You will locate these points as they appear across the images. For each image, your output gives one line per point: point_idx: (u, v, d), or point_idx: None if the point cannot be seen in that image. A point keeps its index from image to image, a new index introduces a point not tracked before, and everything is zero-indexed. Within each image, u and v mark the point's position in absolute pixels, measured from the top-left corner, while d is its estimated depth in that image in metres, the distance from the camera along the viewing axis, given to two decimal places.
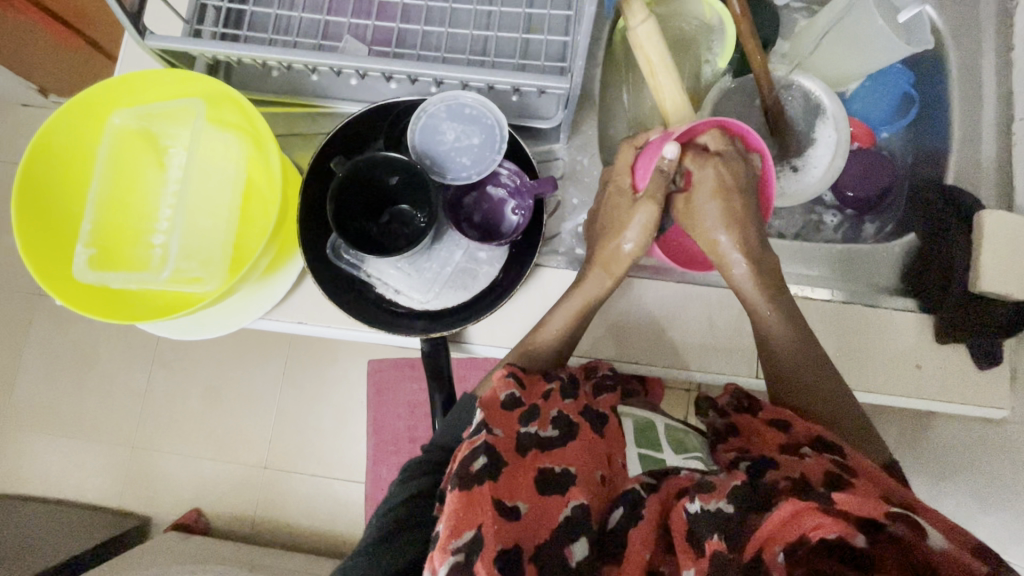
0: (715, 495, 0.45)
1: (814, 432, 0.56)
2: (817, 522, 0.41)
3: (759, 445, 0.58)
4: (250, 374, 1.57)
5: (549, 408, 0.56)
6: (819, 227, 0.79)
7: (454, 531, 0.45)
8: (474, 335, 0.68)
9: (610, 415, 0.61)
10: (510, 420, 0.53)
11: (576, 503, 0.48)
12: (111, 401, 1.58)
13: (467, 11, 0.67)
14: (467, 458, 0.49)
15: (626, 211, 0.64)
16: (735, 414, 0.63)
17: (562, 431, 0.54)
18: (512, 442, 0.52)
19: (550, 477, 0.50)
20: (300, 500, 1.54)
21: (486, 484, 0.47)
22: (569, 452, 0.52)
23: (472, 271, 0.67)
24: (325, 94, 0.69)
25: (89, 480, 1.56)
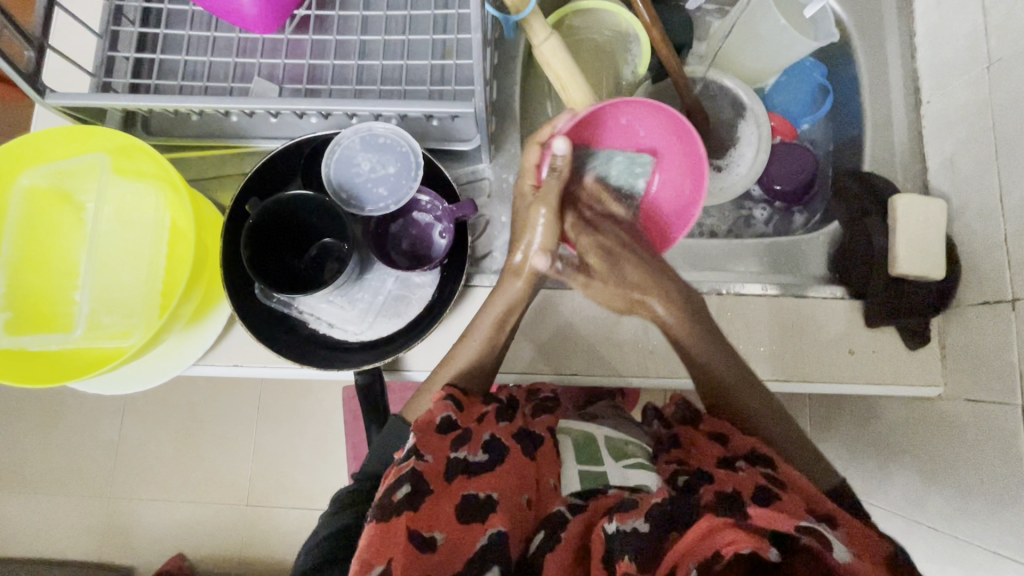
0: (634, 513, 0.45)
1: (749, 445, 0.57)
2: (730, 538, 0.42)
3: (696, 456, 0.59)
4: (223, 412, 1.55)
5: (480, 433, 0.57)
6: (749, 222, 0.80)
7: (364, 565, 0.45)
8: (411, 361, 0.68)
9: (546, 437, 0.62)
10: (442, 446, 0.54)
11: (495, 531, 0.49)
12: (83, 452, 1.55)
13: (378, 41, 0.67)
14: (390, 488, 0.50)
15: (529, 213, 0.63)
16: (679, 424, 0.66)
17: (492, 456, 0.55)
18: (441, 470, 0.52)
19: (473, 504, 0.51)
20: (284, 535, 1.52)
21: (405, 514, 0.48)
22: (498, 478, 0.53)
23: (405, 298, 0.67)
24: (245, 135, 0.69)
25: (66, 535, 1.53)
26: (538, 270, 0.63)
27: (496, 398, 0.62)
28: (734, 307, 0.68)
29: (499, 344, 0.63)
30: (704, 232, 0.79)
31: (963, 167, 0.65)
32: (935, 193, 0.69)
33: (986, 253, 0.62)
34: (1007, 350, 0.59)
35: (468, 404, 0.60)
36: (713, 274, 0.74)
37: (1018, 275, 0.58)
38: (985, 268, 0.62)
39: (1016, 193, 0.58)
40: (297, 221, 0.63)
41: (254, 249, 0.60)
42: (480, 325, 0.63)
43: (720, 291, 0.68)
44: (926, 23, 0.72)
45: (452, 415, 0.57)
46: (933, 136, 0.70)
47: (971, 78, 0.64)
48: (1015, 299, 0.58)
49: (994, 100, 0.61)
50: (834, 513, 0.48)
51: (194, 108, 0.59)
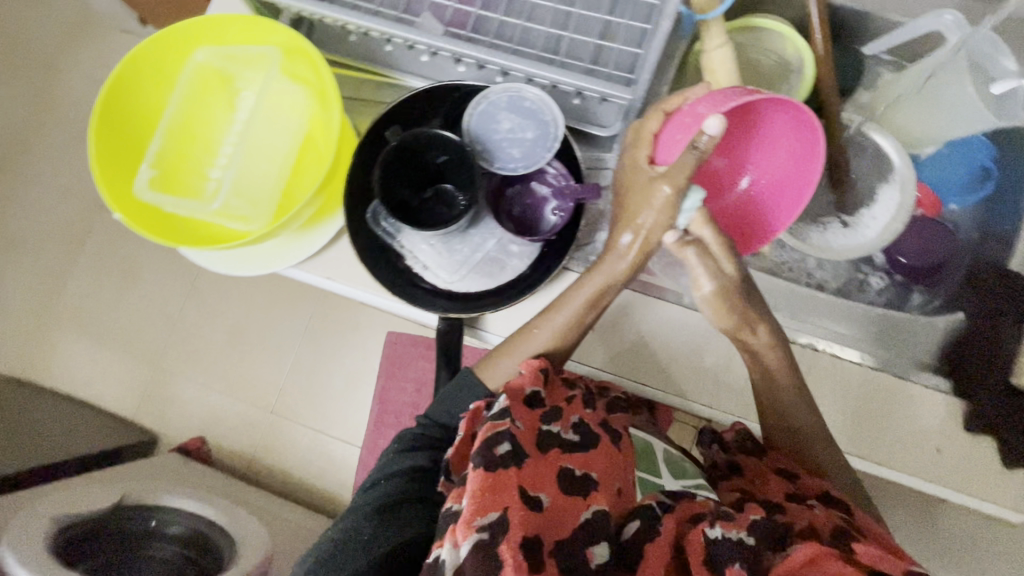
0: (736, 525, 0.49)
1: (820, 487, 0.58)
2: (834, 565, 0.43)
3: (762, 487, 0.60)
4: (275, 321, 1.65)
5: (569, 413, 0.60)
6: (862, 287, 0.74)
7: (480, 509, 0.48)
8: (488, 323, 0.69)
9: (624, 434, 0.63)
10: (532, 418, 0.57)
11: (598, 508, 0.52)
12: (147, 320, 1.68)
13: (547, 8, 0.67)
14: (491, 441, 0.53)
15: (642, 195, 0.59)
16: (740, 452, 0.66)
17: (582, 438, 0.58)
18: (534, 438, 0.55)
19: (570, 477, 0.54)
20: (301, 450, 1.60)
21: (511, 470, 0.51)
22: (592, 459, 0.56)
23: (501, 262, 0.67)
24: (394, 66, 0.71)
25: (113, 388, 1.66)
26: (641, 253, 0.61)
27: (577, 382, 0.65)
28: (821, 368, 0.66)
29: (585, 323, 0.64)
30: (811, 284, 0.74)
31: None
32: None
33: None
34: None
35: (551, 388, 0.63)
36: (812, 326, 0.70)
37: None
38: None
39: None
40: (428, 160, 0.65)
41: (386, 171, 0.62)
42: (570, 297, 0.63)
43: (813, 347, 0.68)
44: None
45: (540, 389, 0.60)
46: None
47: None
48: None
49: None
50: None
51: (365, 27, 0.64)
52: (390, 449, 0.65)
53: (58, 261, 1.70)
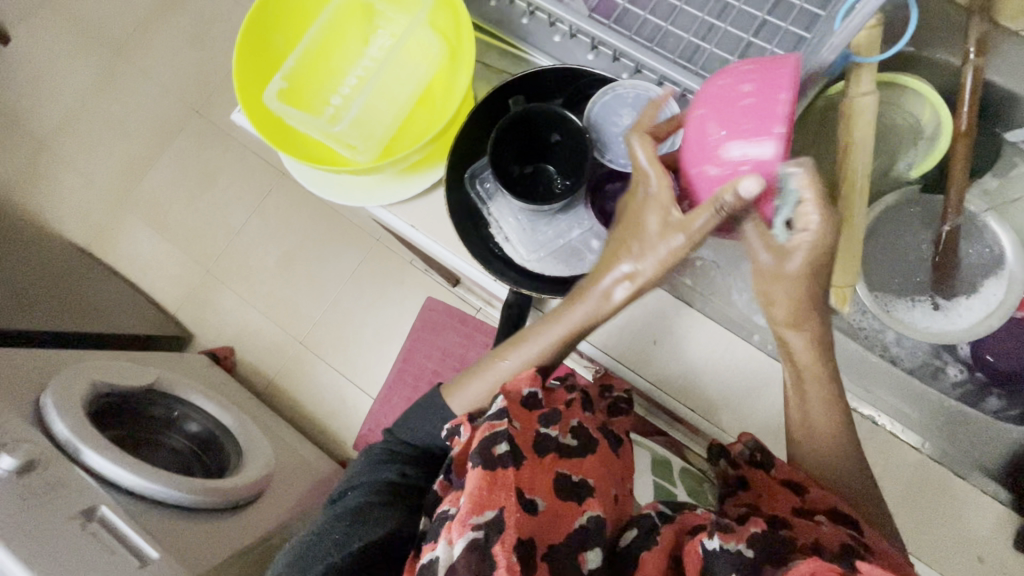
0: (734, 536, 0.49)
1: (830, 501, 0.57)
2: None
3: (768, 503, 0.59)
4: (325, 259, 1.71)
5: (569, 417, 0.62)
6: (937, 375, 0.72)
7: (476, 507, 0.51)
8: (553, 309, 0.70)
9: (623, 439, 0.66)
10: (528, 420, 0.59)
11: (593, 515, 0.54)
12: (210, 224, 1.77)
13: (692, 17, 0.66)
14: (490, 442, 0.55)
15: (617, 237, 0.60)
16: (747, 465, 0.62)
17: (581, 443, 0.60)
18: (531, 440, 0.57)
19: (568, 482, 0.57)
20: (319, 385, 1.65)
21: (510, 472, 0.53)
22: (588, 465, 0.59)
23: (581, 253, 0.68)
24: (524, 37, 0.71)
25: (163, 280, 1.75)
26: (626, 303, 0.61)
27: (576, 387, 0.66)
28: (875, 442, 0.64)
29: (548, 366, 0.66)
30: (885, 358, 0.71)
31: None
32: None
33: None
34: None
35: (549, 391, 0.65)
36: (875, 399, 0.67)
37: None
38: None
39: None
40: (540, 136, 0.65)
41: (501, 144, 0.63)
42: (534, 335, 0.65)
43: (874, 420, 0.66)
44: None
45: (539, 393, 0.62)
46: None
47: None
48: None
49: None
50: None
51: None
52: (371, 454, 0.70)
53: (151, 152, 1.82)
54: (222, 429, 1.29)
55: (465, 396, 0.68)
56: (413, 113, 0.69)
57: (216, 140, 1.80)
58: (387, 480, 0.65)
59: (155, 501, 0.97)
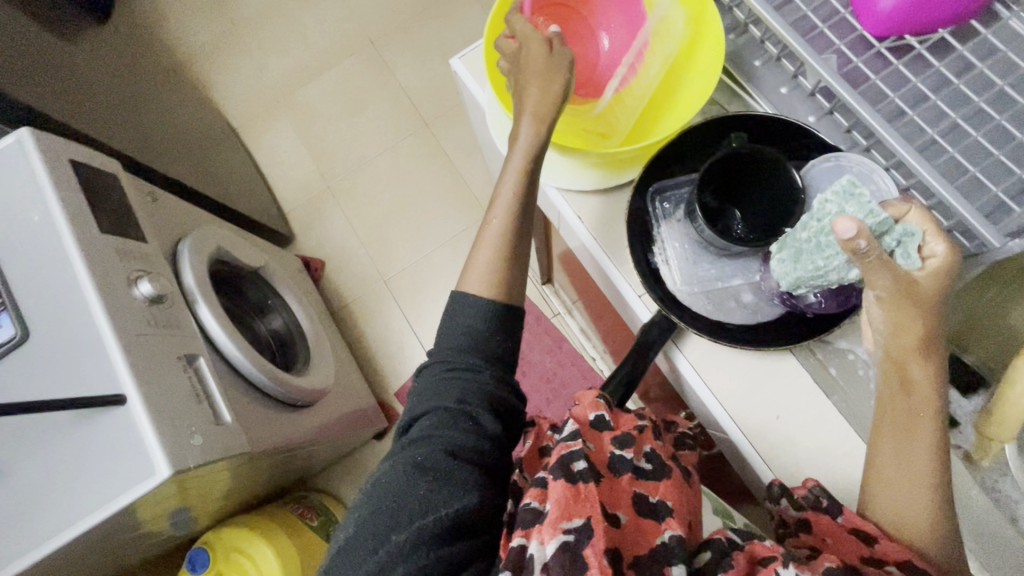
0: (808, 569, 0.46)
1: (905, 552, 0.50)
2: None
3: (834, 550, 0.53)
4: (436, 214, 1.77)
5: (643, 440, 0.60)
6: None
7: (565, 514, 0.48)
8: (683, 345, 0.69)
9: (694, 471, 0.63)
10: (602, 439, 0.59)
11: (675, 534, 0.51)
12: (345, 146, 1.87)
13: (941, 111, 0.63)
14: (568, 457, 0.53)
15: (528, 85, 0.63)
16: (810, 508, 0.57)
17: (656, 467, 0.57)
18: (606, 459, 0.57)
19: (646, 503, 0.54)
20: (386, 326, 1.71)
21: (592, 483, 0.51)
22: (665, 485, 0.55)
23: (733, 301, 0.67)
24: (752, 79, 0.72)
25: (286, 180, 1.87)
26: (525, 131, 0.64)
27: (646, 414, 0.64)
28: None
29: (521, 224, 0.65)
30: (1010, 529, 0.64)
31: None
32: None
33: None
34: None
35: (619, 414, 0.64)
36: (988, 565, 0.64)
37: None
38: None
39: None
40: (743, 176, 0.63)
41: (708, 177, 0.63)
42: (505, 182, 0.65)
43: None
44: None
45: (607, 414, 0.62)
46: None
47: None
48: None
49: None
50: None
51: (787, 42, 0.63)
52: (421, 385, 0.61)
53: (319, 65, 1.95)
54: (299, 332, 1.37)
55: (476, 275, 0.64)
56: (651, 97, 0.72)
57: (377, 74, 1.90)
58: (449, 410, 0.57)
59: (238, 371, 1.05)
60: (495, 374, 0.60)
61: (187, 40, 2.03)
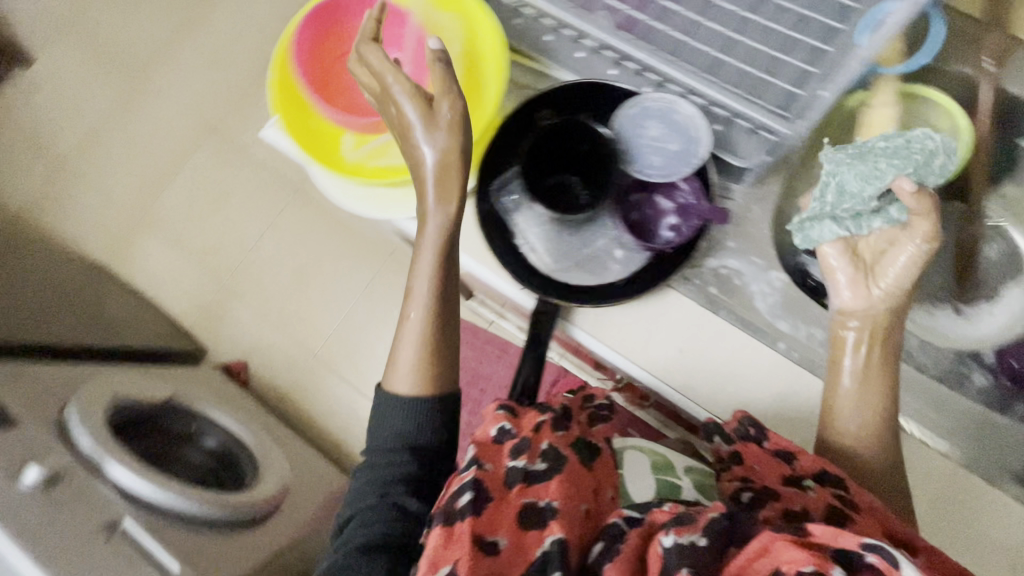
0: (690, 529, 0.49)
1: (819, 465, 0.58)
2: (789, 558, 0.46)
3: (760, 477, 0.59)
4: (340, 273, 1.71)
5: (538, 442, 0.60)
6: (962, 383, 0.69)
7: (435, 565, 0.51)
8: (578, 319, 0.70)
9: (604, 448, 0.65)
10: (499, 455, 0.59)
11: (555, 538, 0.51)
12: (224, 238, 1.79)
13: (712, 32, 0.67)
14: (453, 496, 0.55)
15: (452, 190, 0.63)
16: (739, 441, 0.62)
17: (551, 464, 0.58)
18: (500, 477, 0.58)
19: (532, 511, 0.55)
20: (333, 400, 1.65)
21: (468, 519, 0.53)
22: (554, 485, 0.56)
23: (605, 262, 0.68)
24: (547, 53, 0.73)
25: (178, 297, 1.77)
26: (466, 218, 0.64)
27: (550, 407, 0.65)
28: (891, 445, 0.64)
29: (442, 314, 0.66)
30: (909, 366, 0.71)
31: None
32: None
33: None
34: None
35: (522, 417, 0.64)
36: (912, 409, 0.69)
37: None
38: None
39: None
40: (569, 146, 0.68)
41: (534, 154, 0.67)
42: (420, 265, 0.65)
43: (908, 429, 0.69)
44: None
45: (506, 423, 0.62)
46: None
47: None
48: None
49: None
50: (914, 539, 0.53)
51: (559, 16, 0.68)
52: (353, 487, 0.65)
53: (168, 169, 1.84)
54: (239, 444, 1.27)
55: (400, 376, 0.65)
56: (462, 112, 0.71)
57: (230, 159, 1.82)
58: (373, 506, 0.61)
59: (175, 516, 0.97)
60: (416, 457, 0.63)
61: (19, 195, 1.88)
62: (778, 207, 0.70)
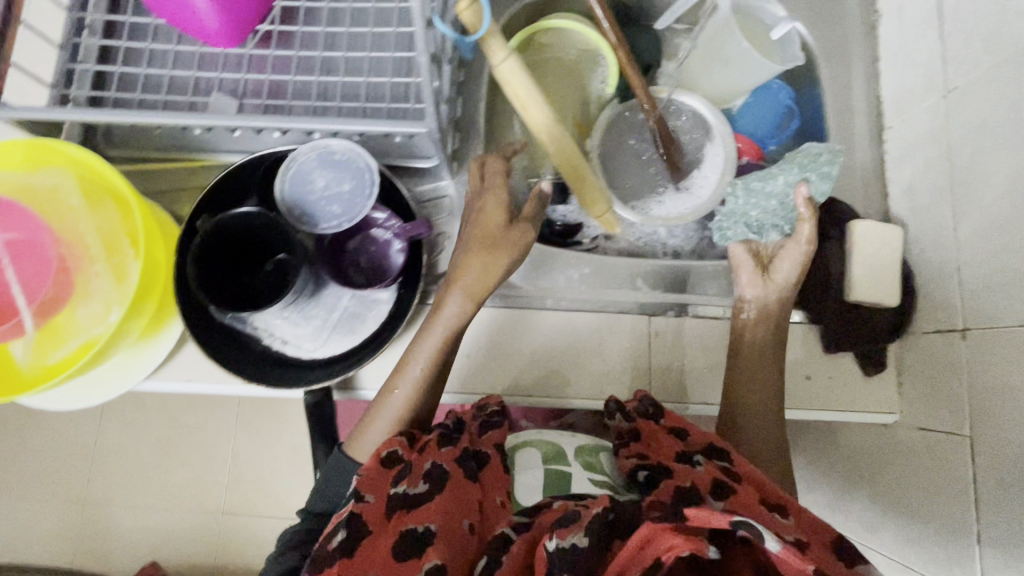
0: (573, 530, 0.44)
1: (707, 439, 0.59)
2: (669, 545, 0.42)
3: (655, 451, 0.60)
4: (203, 412, 1.25)
5: (422, 462, 0.56)
6: (713, 243, 0.78)
7: None
8: (365, 380, 0.67)
9: (493, 453, 0.60)
10: (382, 484, 0.55)
11: (429, 567, 0.47)
12: (60, 450, 1.26)
13: (355, 58, 0.66)
14: (328, 538, 0.51)
15: (488, 270, 0.64)
16: (641, 419, 0.63)
17: (432, 485, 0.54)
18: (382, 510, 0.53)
19: (410, 541, 0.49)
20: (251, 549, 1.23)
21: (343, 560, 0.49)
22: (436, 504, 0.52)
23: (359, 315, 0.67)
24: (205, 147, 0.69)
25: (27, 544, 1.24)
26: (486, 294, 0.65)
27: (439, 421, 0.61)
28: (673, 331, 0.71)
29: (435, 381, 0.64)
30: (667, 253, 0.77)
31: (920, 194, 0.65)
32: (894, 219, 0.69)
33: (940, 280, 0.61)
34: (955, 376, 0.58)
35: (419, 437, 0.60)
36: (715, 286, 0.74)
37: (970, 307, 0.57)
38: (944, 293, 0.60)
39: (968, 223, 0.58)
40: (250, 241, 0.60)
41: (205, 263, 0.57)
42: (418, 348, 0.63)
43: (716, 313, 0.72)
44: (891, 50, 0.72)
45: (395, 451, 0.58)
46: (896, 161, 0.69)
47: (929, 106, 0.64)
48: (965, 328, 0.57)
49: (950, 130, 0.61)
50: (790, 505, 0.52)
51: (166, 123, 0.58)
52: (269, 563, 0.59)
53: None
54: None
55: (371, 438, 0.63)
56: (110, 237, 0.59)
57: None
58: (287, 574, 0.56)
59: None
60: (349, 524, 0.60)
61: None
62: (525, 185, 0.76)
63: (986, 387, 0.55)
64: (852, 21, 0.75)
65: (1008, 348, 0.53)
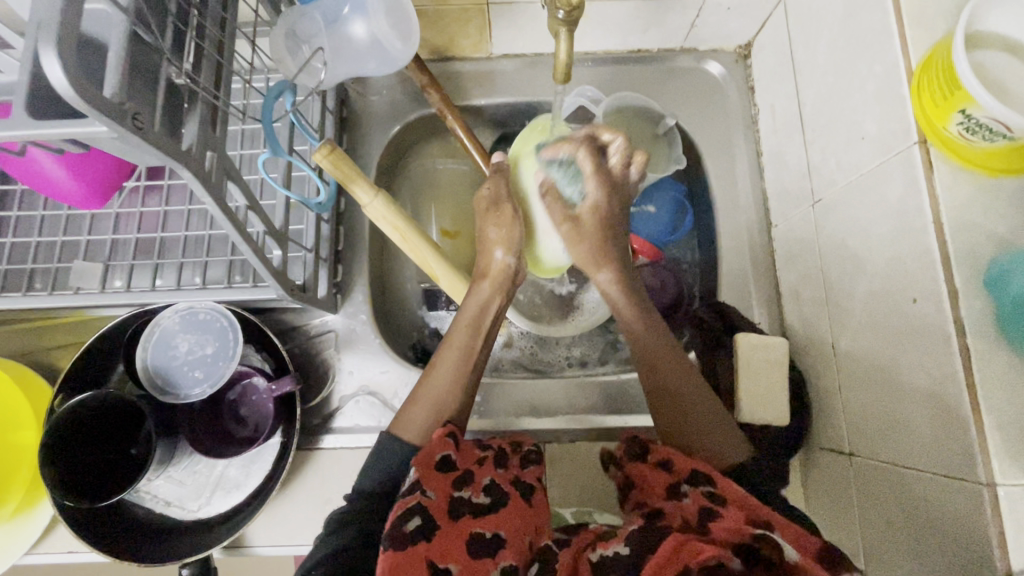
0: (614, 540, 0.44)
1: (691, 467, 0.51)
2: (698, 551, 0.41)
3: (649, 496, 0.51)
4: None
5: (481, 475, 0.52)
6: (615, 348, 0.76)
7: None
8: (254, 536, 0.64)
9: (536, 489, 0.54)
10: (444, 482, 0.50)
11: (507, 565, 0.46)
12: None
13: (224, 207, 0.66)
14: (398, 520, 0.46)
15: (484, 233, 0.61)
16: (629, 462, 0.55)
17: (495, 498, 0.50)
18: (445, 507, 0.48)
19: (482, 543, 0.47)
20: None
21: (421, 545, 0.45)
22: (506, 515, 0.49)
23: (244, 469, 0.65)
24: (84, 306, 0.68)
25: None
26: (516, 274, 0.61)
27: (490, 443, 0.57)
28: (569, 453, 0.67)
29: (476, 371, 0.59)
30: (570, 363, 0.76)
31: (805, 301, 0.63)
32: (788, 322, 0.66)
33: (828, 396, 0.58)
34: (848, 503, 0.55)
35: (468, 449, 0.54)
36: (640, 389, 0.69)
37: (853, 432, 0.54)
38: (832, 411, 0.58)
39: (843, 340, 0.56)
40: (108, 428, 0.58)
41: (62, 451, 0.54)
42: (453, 338, 0.59)
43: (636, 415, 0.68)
44: (770, 146, 0.70)
45: (452, 453, 0.53)
46: (784, 261, 0.68)
47: (804, 212, 0.62)
48: (852, 453, 0.54)
49: (820, 240, 0.59)
50: (771, 519, 0.45)
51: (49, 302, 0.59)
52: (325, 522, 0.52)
53: None
54: None
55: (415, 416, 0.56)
56: None
57: None
58: None
59: None
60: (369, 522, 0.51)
61: None
62: (428, 291, 0.76)
63: (874, 521, 0.52)
64: (733, 114, 0.74)
65: (887, 485, 0.50)
